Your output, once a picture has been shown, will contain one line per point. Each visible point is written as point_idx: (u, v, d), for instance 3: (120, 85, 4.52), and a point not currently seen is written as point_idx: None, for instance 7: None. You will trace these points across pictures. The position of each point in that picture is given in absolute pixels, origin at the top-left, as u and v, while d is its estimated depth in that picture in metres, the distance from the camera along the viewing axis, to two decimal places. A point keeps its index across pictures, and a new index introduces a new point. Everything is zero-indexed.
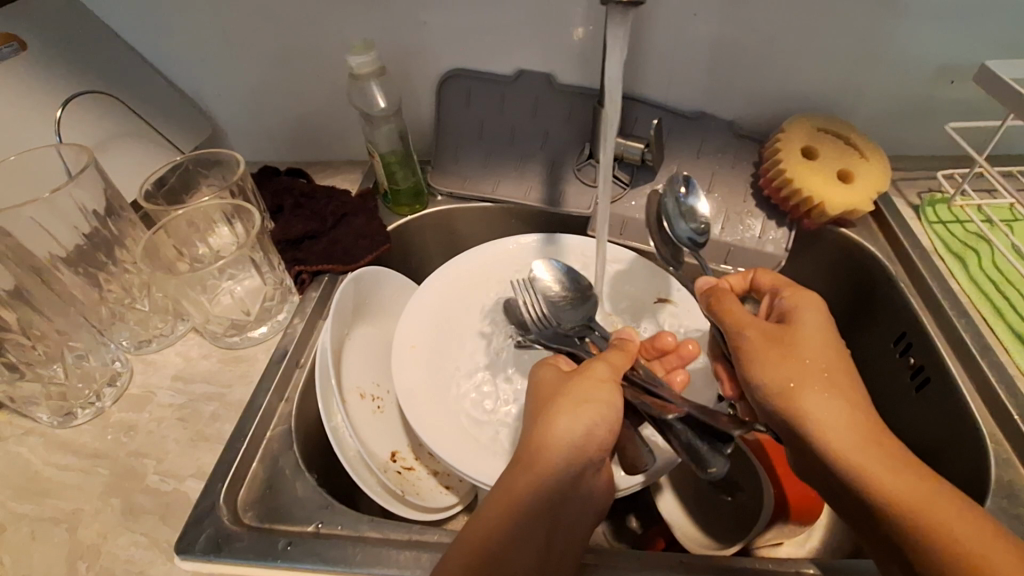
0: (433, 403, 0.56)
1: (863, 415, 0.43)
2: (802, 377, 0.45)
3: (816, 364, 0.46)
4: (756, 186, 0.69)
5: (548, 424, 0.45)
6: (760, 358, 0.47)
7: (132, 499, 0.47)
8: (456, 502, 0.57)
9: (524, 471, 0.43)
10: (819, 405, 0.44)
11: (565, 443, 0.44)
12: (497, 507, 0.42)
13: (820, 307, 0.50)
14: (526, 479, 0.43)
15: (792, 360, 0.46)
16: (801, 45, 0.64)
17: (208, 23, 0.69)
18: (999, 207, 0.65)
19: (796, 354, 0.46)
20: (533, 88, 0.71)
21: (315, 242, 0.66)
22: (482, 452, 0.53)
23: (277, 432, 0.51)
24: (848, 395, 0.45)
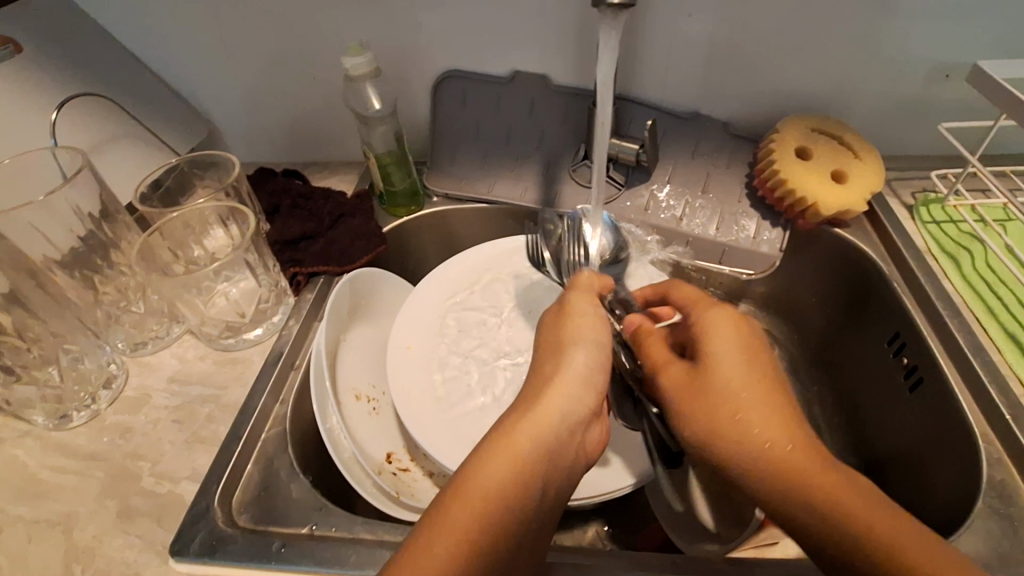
0: (428, 405, 0.56)
1: (797, 447, 0.38)
2: (715, 410, 0.41)
3: (732, 400, 0.41)
4: (751, 186, 0.69)
5: (559, 368, 0.44)
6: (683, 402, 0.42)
7: (128, 501, 0.48)
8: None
9: (534, 412, 0.41)
10: (751, 442, 0.39)
11: (579, 388, 0.43)
12: (509, 447, 0.39)
13: (728, 319, 0.46)
14: (537, 421, 0.41)
15: (705, 391, 0.42)
16: (795, 45, 0.64)
17: (203, 24, 0.69)
18: (992, 207, 0.66)
19: (708, 397, 0.41)
20: (528, 89, 0.71)
21: (311, 243, 0.66)
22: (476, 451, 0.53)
23: (272, 434, 0.51)
24: (773, 424, 0.39)
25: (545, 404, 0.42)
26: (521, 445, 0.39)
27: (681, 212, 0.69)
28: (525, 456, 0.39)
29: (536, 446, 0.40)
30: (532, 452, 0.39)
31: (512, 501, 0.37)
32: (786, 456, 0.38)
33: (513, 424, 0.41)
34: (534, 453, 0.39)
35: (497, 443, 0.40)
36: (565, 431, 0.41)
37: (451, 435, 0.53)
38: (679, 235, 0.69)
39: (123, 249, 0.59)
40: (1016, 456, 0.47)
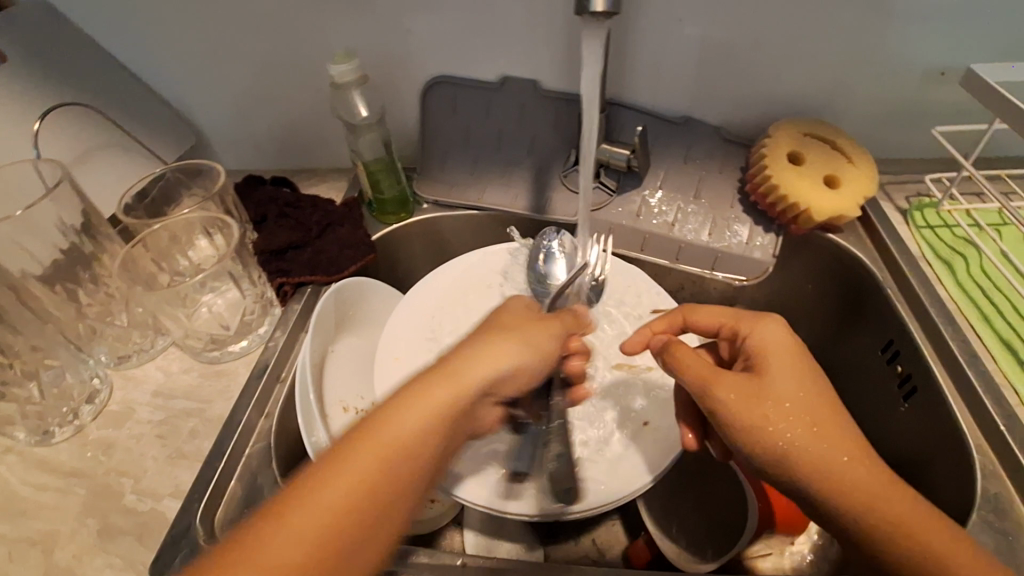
0: None
1: (865, 466, 0.39)
2: (793, 436, 0.40)
3: (799, 413, 0.41)
4: (744, 191, 0.68)
5: (466, 356, 0.42)
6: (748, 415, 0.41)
7: (110, 519, 0.47)
8: (445, 513, 0.57)
9: (422, 393, 0.39)
10: (822, 454, 0.39)
11: (490, 373, 0.41)
12: (390, 430, 0.37)
13: (781, 341, 0.44)
14: (432, 405, 0.38)
15: (778, 419, 0.40)
16: (787, 49, 0.63)
17: (188, 31, 0.68)
18: (987, 211, 0.65)
19: (781, 408, 0.41)
20: (518, 94, 0.70)
21: (299, 252, 0.65)
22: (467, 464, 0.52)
23: (257, 449, 0.51)
24: (843, 445, 0.39)
25: (441, 386, 0.40)
26: (412, 428, 0.37)
27: (673, 218, 0.68)
28: (407, 441, 0.37)
29: (424, 426, 0.38)
30: (416, 438, 0.37)
31: (362, 493, 0.35)
32: (863, 474, 0.38)
33: (400, 402, 0.38)
34: (423, 439, 0.37)
35: (381, 421, 0.37)
36: (464, 405, 0.40)
37: None
38: (672, 241, 0.68)
39: (106, 261, 0.58)
40: (1010, 468, 0.46)
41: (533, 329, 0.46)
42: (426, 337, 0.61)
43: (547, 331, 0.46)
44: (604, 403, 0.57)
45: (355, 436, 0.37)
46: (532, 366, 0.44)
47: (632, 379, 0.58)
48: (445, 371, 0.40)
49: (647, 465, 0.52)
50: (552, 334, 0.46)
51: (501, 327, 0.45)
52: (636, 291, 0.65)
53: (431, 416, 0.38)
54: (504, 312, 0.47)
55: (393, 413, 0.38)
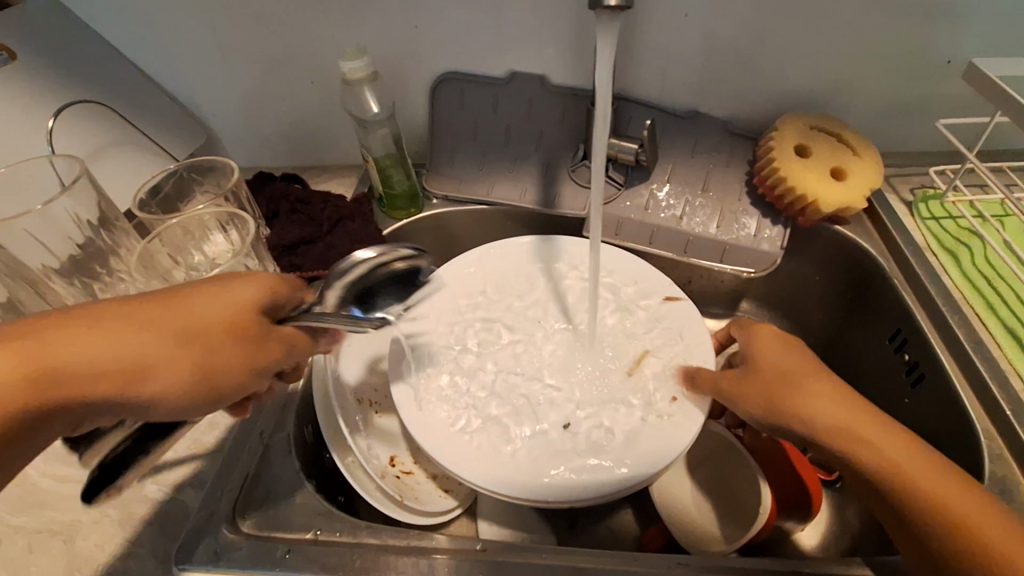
0: (439, 404, 0.55)
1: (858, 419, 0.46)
2: (794, 398, 0.47)
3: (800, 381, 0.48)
4: (751, 184, 0.69)
5: (156, 337, 0.37)
6: (754, 393, 0.49)
7: (131, 508, 0.48)
8: (456, 504, 0.57)
9: (116, 342, 0.36)
10: (823, 413, 0.46)
11: (165, 355, 0.37)
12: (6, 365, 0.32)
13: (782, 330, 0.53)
14: (80, 362, 0.35)
15: (780, 384, 0.49)
16: (792, 43, 0.64)
17: (198, 28, 0.68)
18: (990, 202, 0.66)
19: (785, 380, 0.49)
20: (526, 90, 0.71)
21: (311, 247, 0.66)
22: (488, 453, 0.52)
23: (275, 439, 0.51)
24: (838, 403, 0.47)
25: (131, 342, 0.36)
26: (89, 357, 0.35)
27: (681, 211, 0.69)
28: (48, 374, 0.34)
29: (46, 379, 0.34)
30: (66, 384, 0.34)
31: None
32: (856, 423, 0.45)
33: (84, 333, 0.35)
34: (87, 376, 0.35)
35: (57, 341, 0.34)
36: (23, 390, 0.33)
37: (460, 437, 0.52)
38: (680, 234, 0.69)
39: (122, 256, 0.59)
40: (1017, 452, 0.47)
41: (235, 321, 0.41)
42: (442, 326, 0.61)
43: (234, 314, 0.41)
44: (626, 389, 0.56)
45: (40, 326, 0.34)
46: (206, 360, 0.39)
47: (652, 366, 0.57)
48: (120, 328, 0.37)
49: (668, 450, 0.51)
50: (249, 356, 0.41)
51: (197, 309, 0.40)
52: (646, 281, 0.64)
53: (99, 361, 0.35)
54: (222, 283, 0.42)
55: (37, 344, 0.34)
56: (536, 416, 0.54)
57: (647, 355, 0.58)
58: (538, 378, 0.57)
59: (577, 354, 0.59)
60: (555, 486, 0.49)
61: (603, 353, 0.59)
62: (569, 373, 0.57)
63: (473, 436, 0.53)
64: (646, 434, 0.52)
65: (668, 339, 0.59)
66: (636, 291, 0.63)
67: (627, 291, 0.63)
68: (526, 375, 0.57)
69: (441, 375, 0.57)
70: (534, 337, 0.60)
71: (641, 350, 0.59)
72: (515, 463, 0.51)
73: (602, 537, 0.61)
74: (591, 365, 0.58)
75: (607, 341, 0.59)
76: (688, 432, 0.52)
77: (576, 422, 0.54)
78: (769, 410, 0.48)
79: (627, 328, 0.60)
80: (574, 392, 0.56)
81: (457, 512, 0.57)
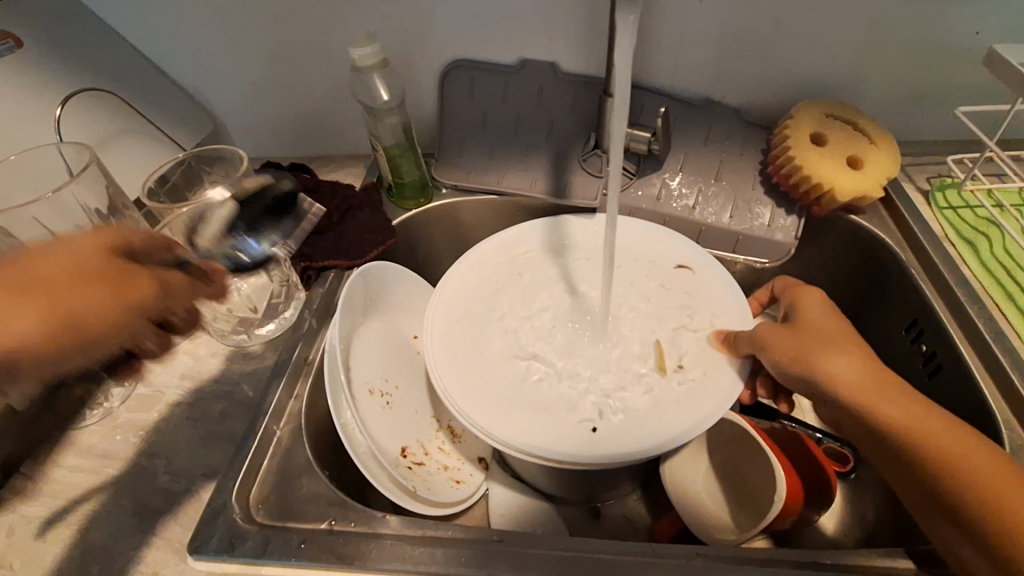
0: (471, 384, 0.55)
1: (871, 373, 0.47)
2: (816, 349, 0.48)
3: (820, 334, 0.50)
4: (765, 173, 0.68)
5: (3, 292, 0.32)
6: (785, 348, 0.48)
7: (144, 499, 0.47)
8: (483, 478, 0.61)
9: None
10: (840, 364, 0.47)
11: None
12: None
13: (817, 295, 0.55)
14: None
15: (803, 336, 0.50)
16: (809, 29, 0.63)
17: (204, 14, 0.67)
18: (1009, 191, 0.65)
19: (809, 334, 0.50)
20: (537, 77, 0.70)
21: (320, 238, 0.65)
22: (520, 427, 0.52)
23: (289, 429, 0.51)
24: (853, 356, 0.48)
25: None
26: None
27: (694, 201, 0.68)
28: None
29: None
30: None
31: None
32: (865, 375, 0.47)
33: None
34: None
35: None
36: None
37: (494, 418, 0.52)
38: (692, 223, 0.68)
39: None
40: None
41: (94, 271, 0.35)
42: (462, 313, 0.60)
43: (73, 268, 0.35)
44: (659, 359, 0.56)
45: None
46: (59, 305, 0.33)
47: (679, 336, 0.58)
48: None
49: (677, 429, 0.51)
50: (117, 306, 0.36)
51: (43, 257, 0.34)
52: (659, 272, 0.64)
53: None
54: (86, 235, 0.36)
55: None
56: (569, 386, 0.55)
57: (673, 328, 0.58)
58: (567, 352, 0.57)
59: (592, 340, 0.58)
60: (600, 446, 0.50)
61: (625, 329, 0.59)
62: (597, 349, 0.57)
63: (512, 412, 0.53)
64: (653, 412, 0.52)
65: (689, 310, 0.60)
66: (651, 269, 0.64)
67: (641, 277, 0.63)
68: (557, 347, 0.58)
69: (460, 359, 0.57)
70: (552, 327, 0.59)
71: (665, 322, 0.59)
72: (543, 440, 0.51)
73: (615, 525, 0.61)
74: (616, 340, 0.58)
75: (629, 318, 0.60)
76: (698, 411, 0.52)
77: (611, 391, 0.54)
78: (791, 359, 0.48)
79: (645, 311, 0.60)
80: (604, 365, 0.56)
81: (485, 488, 0.61)
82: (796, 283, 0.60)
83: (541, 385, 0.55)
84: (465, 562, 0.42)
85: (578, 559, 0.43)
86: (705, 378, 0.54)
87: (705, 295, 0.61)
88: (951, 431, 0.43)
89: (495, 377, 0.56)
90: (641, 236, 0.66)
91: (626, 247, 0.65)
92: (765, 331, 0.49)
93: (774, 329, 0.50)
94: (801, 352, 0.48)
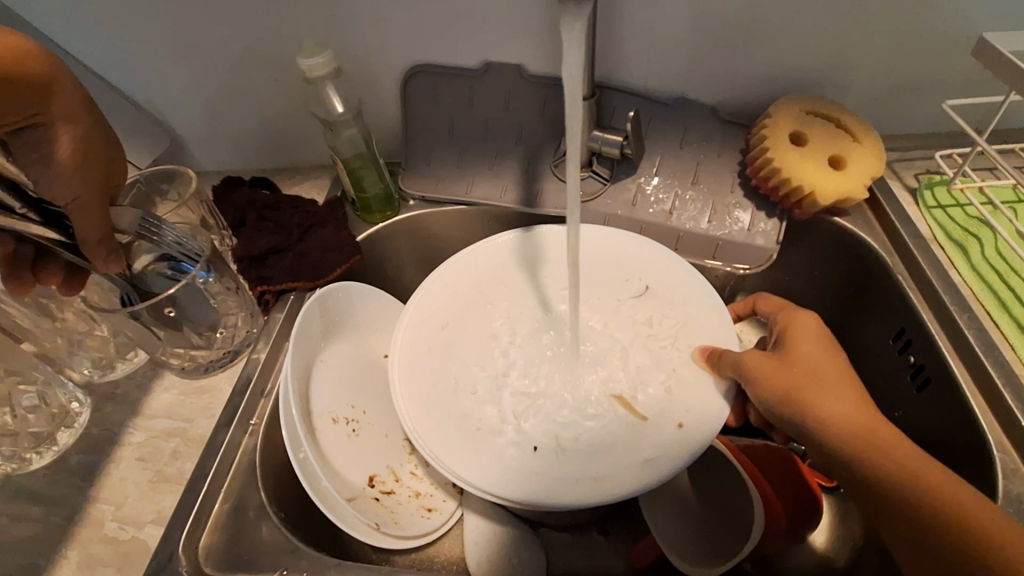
0: (437, 419, 0.52)
1: (860, 412, 0.45)
2: (801, 384, 0.47)
3: (809, 368, 0.48)
4: (744, 175, 0.65)
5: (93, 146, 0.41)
6: (769, 383, 0.47)
7: (89, 549, 0.45)
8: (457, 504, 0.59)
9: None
10: (827, 403, 0.46)
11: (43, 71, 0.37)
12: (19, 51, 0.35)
13: (811, 321, 0.53)
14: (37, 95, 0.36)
15: (790, 370, 0.48)
16: (786, 21, 0.59)
17: (147, 24, 0.63)
18: (1001, 187, 0.62)
19: (796, 366, 0.49)
20: (503, 80, 0.67)
21: (280, 258, 0.62)
22: (491, 461, 0.50)
23: (242, 469, 0.48)
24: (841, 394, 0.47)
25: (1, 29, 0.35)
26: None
27: (670, 205, 0.65)
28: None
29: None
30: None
31: None
32: (853, 414, 0.45)
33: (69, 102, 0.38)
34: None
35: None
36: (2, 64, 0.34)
37: (462, 458, 0.50)
38: (669, 230, 0.65)
39: None
40: None
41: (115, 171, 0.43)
42: (430, 338, 0.57)
43: (116, 148, 0.43)
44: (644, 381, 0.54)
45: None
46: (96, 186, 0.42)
47: (661, 355, 0.55)
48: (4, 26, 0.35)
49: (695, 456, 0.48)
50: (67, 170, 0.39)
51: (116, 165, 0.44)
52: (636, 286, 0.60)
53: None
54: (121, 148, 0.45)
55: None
56: (545, 412, 0.53)
57: (652, 346, 0.56)
58: (539, 377, 0.55)
59: (560, 363, 0.56)
60: (581, 476, 0.49)
61: (602, 350, 0.57)
62: (567, 373, 0.55)
63: (483, 451, 0.50)
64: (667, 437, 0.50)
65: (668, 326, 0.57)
66: (626, 280, 0.61)
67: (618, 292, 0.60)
68: (531, 371, 0.56)
69: (427, 389, 0.54)
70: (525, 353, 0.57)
71: (644, 340, 0.57)
72: (514, 484, 0.48)
73: (593, 548, 0.59)
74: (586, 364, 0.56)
75: (603, 338, 0.57)
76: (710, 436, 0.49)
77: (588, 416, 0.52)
78: (775, 394, 0.47)
79: (620, 328, 0.58)
80: (579, 388, 0.54)
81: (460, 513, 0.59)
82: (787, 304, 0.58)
83: (515, 412, 0.53)
84: None
85: None
86: (687, 400, 0.52)
87: (682, 311, 0.58)
88: (946, 478, 0.41)
89: (469, 409, 0.53)
90: (613, 243, 0.62)
91: (597, 259, 0.62)
92: (752, 359, 0.49)
93: (762, 358, 0.49)
94: (787, 387, 0.47)
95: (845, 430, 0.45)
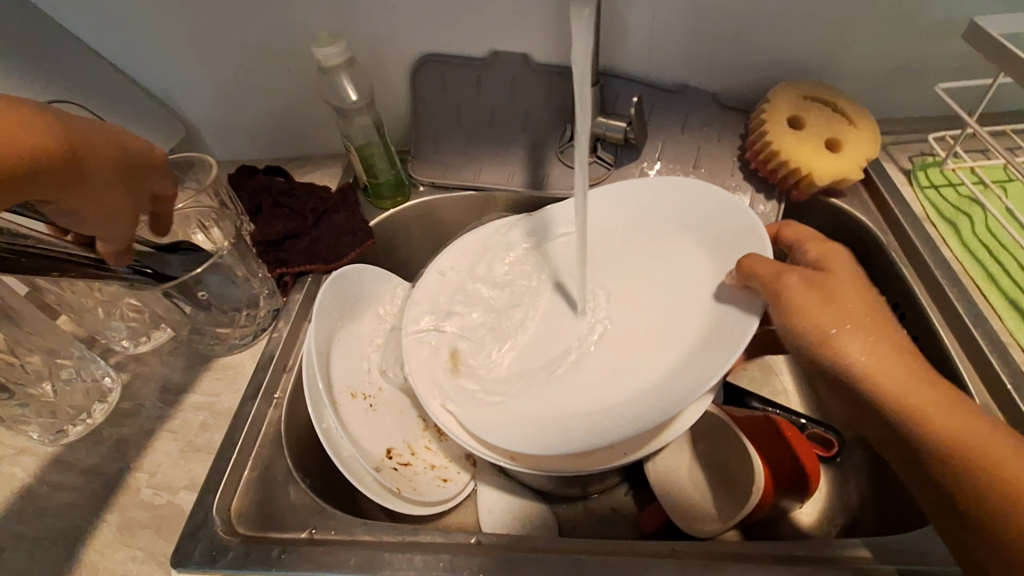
0: (473, 399, 0.54)
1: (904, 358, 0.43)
2: (843, 324, 0.44)
3: (848, 306, 0.45)
4: (743, 159, 0.67)
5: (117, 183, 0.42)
6: (808, 319, 0.44)
7: (127, 514, 0.48)
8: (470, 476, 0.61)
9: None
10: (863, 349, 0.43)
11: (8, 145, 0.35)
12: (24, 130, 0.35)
13: (847, 258, 0.49)
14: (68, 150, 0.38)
15: (831, 308, 0.45)
16: (784, 9, 0.61)
17: (166, 18, 0.66)
18: (992, 167, 0.64)
19: (836, 301, 0.45)
20: (510, 69, 0.69)
21: (296, 242, 0.65)
22: (543, 421, 0.51)
23: (268, 438, 0.51)
24: (882, 337, 0.44)
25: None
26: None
27: None
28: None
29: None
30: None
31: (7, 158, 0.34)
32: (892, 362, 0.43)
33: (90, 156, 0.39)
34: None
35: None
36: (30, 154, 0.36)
37: (507, 426, 0.51)
38: None
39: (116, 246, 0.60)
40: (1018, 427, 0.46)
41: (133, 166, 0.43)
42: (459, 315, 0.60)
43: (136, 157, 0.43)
44: (664, 329, 0.54)
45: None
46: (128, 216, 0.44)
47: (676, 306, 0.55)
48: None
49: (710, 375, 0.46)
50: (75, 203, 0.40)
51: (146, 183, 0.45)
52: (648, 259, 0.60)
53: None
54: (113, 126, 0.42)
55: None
56: (586, 369, 0.54)
57: (672, 296, 0.56)
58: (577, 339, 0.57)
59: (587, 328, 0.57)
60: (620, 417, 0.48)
61: (627, 314, 0.57)
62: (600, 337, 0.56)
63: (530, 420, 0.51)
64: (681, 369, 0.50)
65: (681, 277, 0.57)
66: (634, 247, 0.61)
67: (633, 258, 0.61)
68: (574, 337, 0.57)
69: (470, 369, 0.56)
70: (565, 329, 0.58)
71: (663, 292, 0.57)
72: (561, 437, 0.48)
73: (602, 518, 0.61)
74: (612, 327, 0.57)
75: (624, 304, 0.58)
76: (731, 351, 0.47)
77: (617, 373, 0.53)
78: (811, 333, 0.44)
79: (639, 288, 0.58)
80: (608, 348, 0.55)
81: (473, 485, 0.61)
82: (813, 232, 0.53)
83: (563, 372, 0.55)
84: (443, 568, 0.43)
85: (555, 559, 0.43)
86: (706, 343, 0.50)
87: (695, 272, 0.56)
88: (985, 433, 0.39)
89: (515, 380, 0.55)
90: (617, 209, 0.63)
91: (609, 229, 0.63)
92: (796, 293, 0.45)
93: (802, 294, 0.45)
94: (829, 325, 0.44)
95: (882, 385, 0.42)
